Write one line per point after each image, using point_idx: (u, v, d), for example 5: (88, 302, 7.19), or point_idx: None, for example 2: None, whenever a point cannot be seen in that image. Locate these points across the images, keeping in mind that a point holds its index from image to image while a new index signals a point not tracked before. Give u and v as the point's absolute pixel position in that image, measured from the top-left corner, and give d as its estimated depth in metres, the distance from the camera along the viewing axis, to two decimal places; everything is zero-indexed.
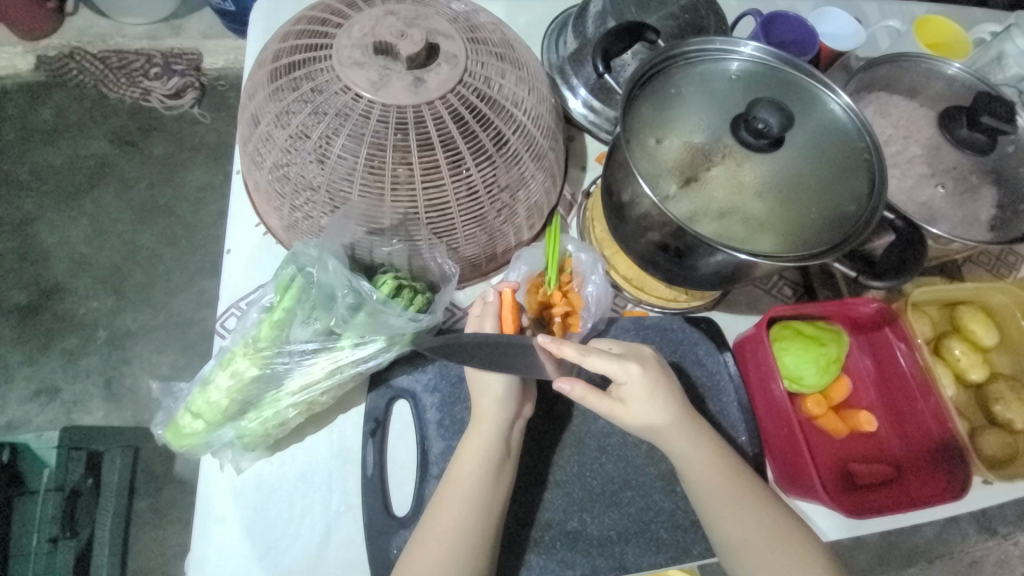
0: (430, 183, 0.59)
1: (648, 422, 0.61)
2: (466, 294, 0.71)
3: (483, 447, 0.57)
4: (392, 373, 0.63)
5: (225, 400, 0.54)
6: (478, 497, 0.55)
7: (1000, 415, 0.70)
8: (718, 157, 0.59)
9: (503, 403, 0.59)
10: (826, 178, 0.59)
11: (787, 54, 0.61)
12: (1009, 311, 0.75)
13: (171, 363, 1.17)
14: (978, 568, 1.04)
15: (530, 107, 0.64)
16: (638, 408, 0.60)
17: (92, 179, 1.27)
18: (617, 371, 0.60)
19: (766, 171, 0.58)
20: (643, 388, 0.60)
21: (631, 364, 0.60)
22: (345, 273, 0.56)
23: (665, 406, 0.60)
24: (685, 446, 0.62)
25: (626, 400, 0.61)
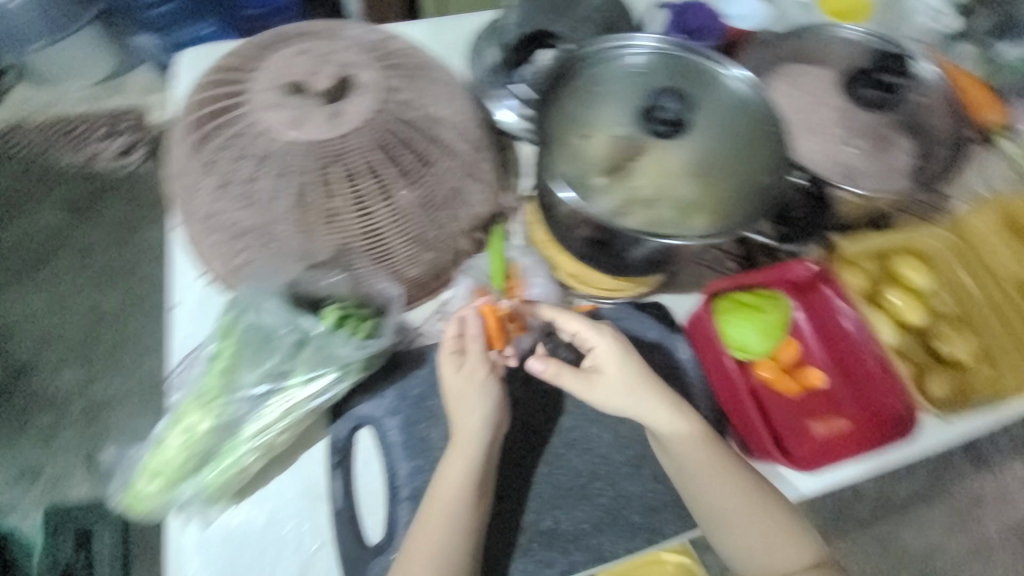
0: (363, 213, 0.63)
1: (620, 403, 0.63)
2: (417, 314, 0.74)
3: (463, 472, 0.58)
4: (352, 403, 0.67)
5: (184, 454, 0.58)
6: (464, 520, 0.57)
7: (945, 354, 0.73)
8: (628, 152, 0.63)
9: (482, 423, 0.60)
10: (734, 150, 0.64)
11: (680, 39, 0.66)
12: (943, 254, 0.80)
13: (150, 425, 1.26)
14: None
15: (453, 124, 0.69)
16: (616, 371, 0.62)
17: (47, 250, 1.37)
18: (590, 338, 0.64)
19: (675, 158, 0.63)
20: (615, 351, 0.63)
21: (604, 330, 0.64)
22: (284, 314, 0.61)
23: (636, 395, 0.62)
24: (668, 430, 0.62)
25: (604, 368, 0.63)
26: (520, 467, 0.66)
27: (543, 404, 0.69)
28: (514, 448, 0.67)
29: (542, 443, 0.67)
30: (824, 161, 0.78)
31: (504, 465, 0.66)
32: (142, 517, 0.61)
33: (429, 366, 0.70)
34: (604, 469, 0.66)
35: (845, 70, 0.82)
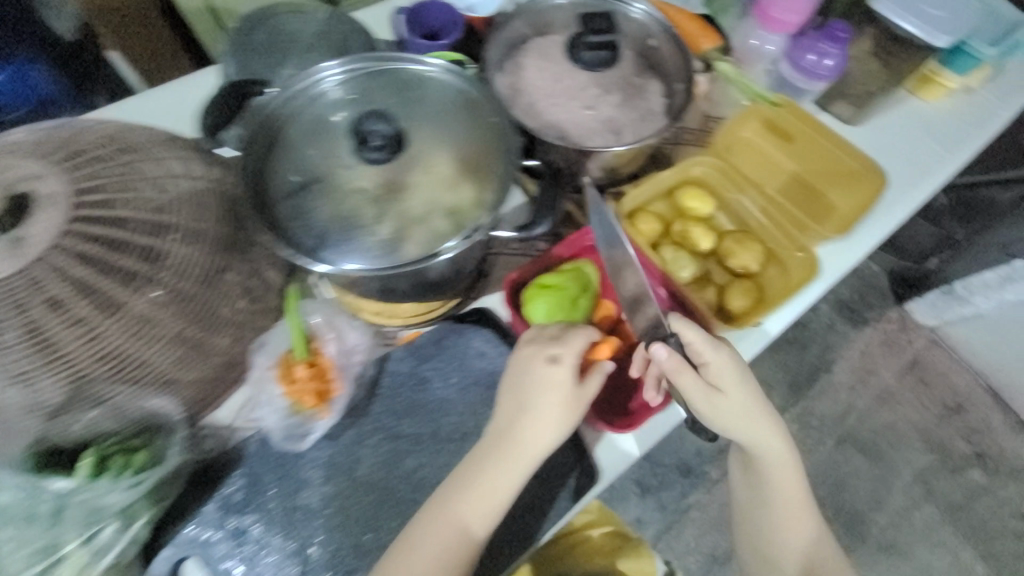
0: (90, 338, 0.55)
1: (744, 402, 0.68)
2: (227, 410, 0.67)
3: (449, 536, 0.60)
4: (166, 535, 0.60)
5: None
6: None
7: (736, 267, 0.79)
8: (357, 182, 0.61)
9: (513, 476, 0.61)
10: (459, 140, 0.65)
11: (362, 57, 0.67)
12: (713, 177, 0.85)
13: None
14: None
15: (177, 203, 0.61)
16: (737, 392, 0.68)
17: None
18: (707, 351, 0.67)
19: (401, 175, 0.62)
20: (733, 370, 0.68)
21: (722, 346, 0.68)
22: (23, 482, 0.55)
23: (732, 398, 0.68)
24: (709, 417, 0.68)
25: (724, 388, 0.68)
26: (376, 528, 0.63)
27: (383, 455, 0.66)
28: (363, 512, 0.63)
29: (393, 494, 0.65)
30: (588, 125, 0.80)
31: (356, 534, 0.62)
32: None
33: (246, 464, 0.63)
34: None
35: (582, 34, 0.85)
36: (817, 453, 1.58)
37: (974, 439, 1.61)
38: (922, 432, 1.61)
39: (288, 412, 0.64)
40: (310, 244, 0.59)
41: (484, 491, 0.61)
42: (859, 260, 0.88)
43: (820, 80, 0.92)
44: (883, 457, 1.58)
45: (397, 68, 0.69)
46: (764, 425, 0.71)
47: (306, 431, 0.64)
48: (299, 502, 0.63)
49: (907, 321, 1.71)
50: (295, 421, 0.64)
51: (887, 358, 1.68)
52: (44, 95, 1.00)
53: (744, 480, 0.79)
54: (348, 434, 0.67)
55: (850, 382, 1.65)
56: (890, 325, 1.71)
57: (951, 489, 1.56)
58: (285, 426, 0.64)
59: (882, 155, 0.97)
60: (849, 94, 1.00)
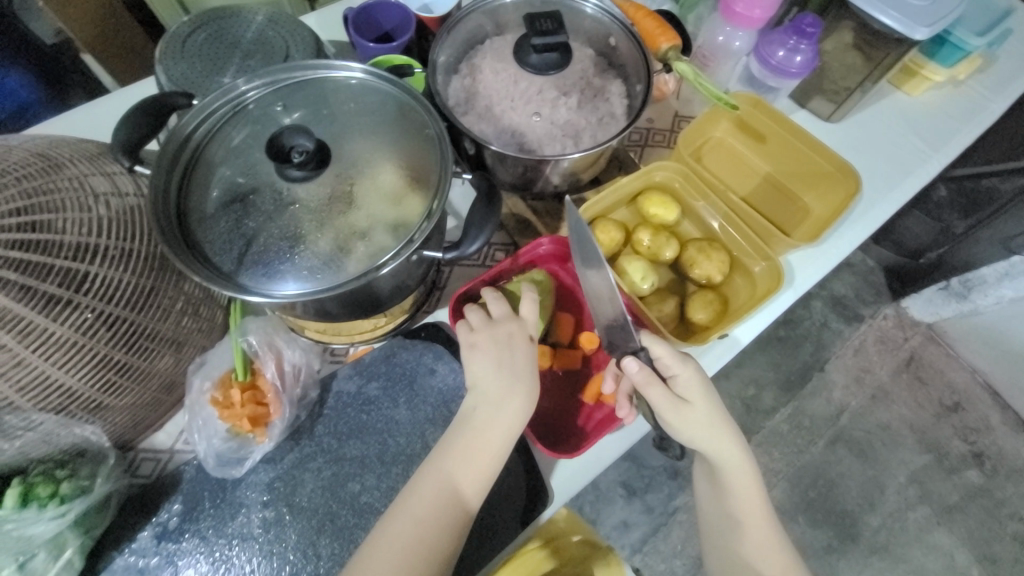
0: (6, 366, 0.53)
1: (708, 415, 0.65)
2: (167, 433, 0.66)
3: (405, 546, 0.56)
4: (100, 563, 0.59)
5: None
6: None
7: (699, 277, 0.76)
8: (282, 199, 0.58)
9: (465, 468, 0.59)
10: (388, 150, 0.62)
11: (282, 65, 0.64)
12: (678, 182, 0.82)
13: None
14: None
15: (105, 222, 0.58)
16: (703, 404, 0.65)
17: None
18: (672, 362, 0.64)
19: (325, 192, 0.59)
20: (697, 380, 0.65)
21: (690, 359, 0.65)
22: None
23: (695, 411, 0.64)
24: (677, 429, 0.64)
25: (689, 400, 0.65)
26: (316, 553, 0.61)
27: (326, 476, 0.64)
28: (305, 537, 0.61)
29: (335, 518, 0.63)
30: (545, 131, 0.78)
31: (297, 559, 0.61)
32: None
33: (184, 489, 0.62)
34: None
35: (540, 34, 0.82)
36: (808, 454, 1.55)
37: (974, 439, 1.57)
38: (918, 432, 1.57)
39: (224, 437, 0.62)
40: (235, 264, 0.57)
41: (489, 428, 0.60)
42: (830, 266, 0.85)
43: (793, 76, 0.86)
44: (876, 457, 1.55)
45: (317, 76, 0.66)
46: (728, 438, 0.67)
47: (244, 456, 0.63)
48: (237, 527, 0.61)
49: (905, 317, 1.66)
50: (230, 446, 0.62)
51: (883, 356, 1.64)
52: (20, 99, 1.11)
53: (707, 495, 0.73)
54: (290, 455, 0.65)
55: (844, 382, 1.61)
56: (887, 323, 1.67)
57: (948, 491, 1.52)
58: (220, 451, 0.62)
59: (855, 155, 0.94)
60: (827, 87, 0.94)
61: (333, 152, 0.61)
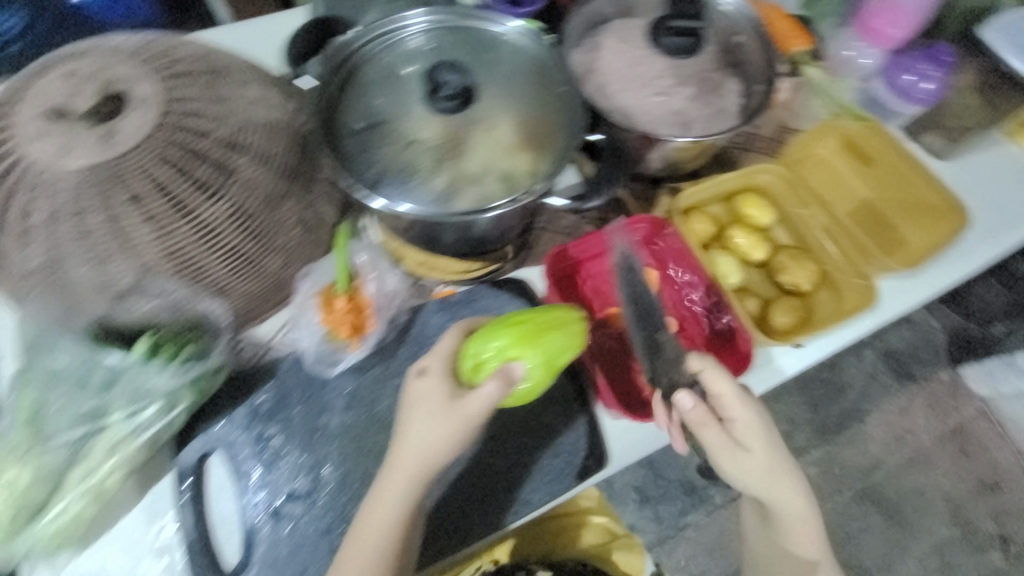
0: (160, 233, 0.59)
1: (766, 465, 0.65)
2: (267, 327, 0.72)
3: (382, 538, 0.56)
4: (198, 429, 0.64)
5: (5, 512, 0.56)
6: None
7: (786, 284, 0.76)
8: (425, 129, 0.63)
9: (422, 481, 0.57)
10: (529, 106, 0.66)
11: (446, 10, 0.69)
12: (779, 188, 0.82)
13: None
14: None
15: (256, 126, 0.65)
16: (763, 451, 0.65)
17: None
18: (733, 407, 0.64)
19: (464, 130, 0.63)
20: (758, 430, 0.65)
21: (753, 405, 0.65)
22: (85, 351, 0.59)
23: (753, 452, 0.65)
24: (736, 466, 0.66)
25: (748, 445, 0.65)
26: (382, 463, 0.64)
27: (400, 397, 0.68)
28: (374, 448, 0.65)
29: None
30: (657, 113, 0.78)
31: (365, 467, 0.64)
32: None
33: (278, 378, 0.67)
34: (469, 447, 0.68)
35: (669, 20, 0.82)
36: (832, 503, 1.49)
37: (1008, 523, 1.48)
38: (952, 504, 1.49)
39: (323, 338, 0.68)
40: (369, 178, 0.61)
41: (423, 458, 0.56)
42: (922, 298, 0.83)
43: (916, 102, 0.89)
44: (902, 521, 1.47)
45: (477, 25, 0.70)
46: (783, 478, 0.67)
47: (336, 359, 0.68)
48: (319, 423, 0.66)
49: (958, 386, 1.56)
50: (327, 348, 0.68)
51: (925, 419, 1.55)
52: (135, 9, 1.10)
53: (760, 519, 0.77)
54: (371, 371, 0.69)
55: (884, 438, 1.53)
56: (941, 387, 1.57)
57: (969, 565, 1.45)
58: (318, 351, 0.68)
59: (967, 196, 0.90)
60: (946, 122, 0.89)
61: (478, 95, 0.65)
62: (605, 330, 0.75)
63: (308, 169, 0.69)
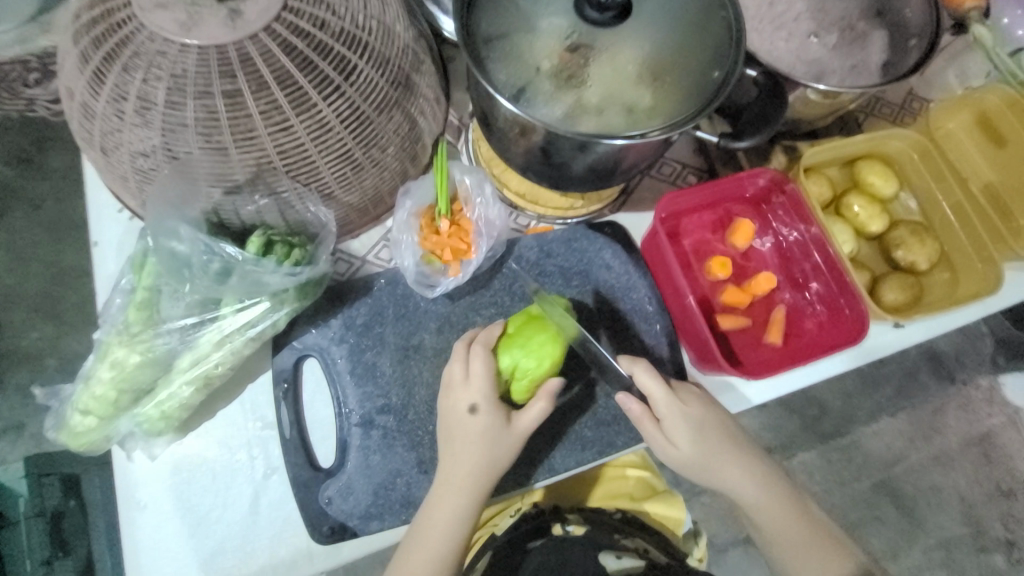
0: (276, 127, 0.56)
1: (699, 455, 0.62)
2: (361, 243, 0.70)
3: (455, 507, 0.57)
4: (294, 334, 0.64)
5: (112, 391, 0.56)
6: (441, 539, 0.56)
7: (902, 260, 0.72)
8: (570, 45, 0.57)
9: (490, 457, 0.58)
10: (687, 28, 0.58)
11: None
12: (907, 157, 0.76)
13: (57, 360, 1.07)
14: (939, 414, 1.25)
15: (375, 23, 0.60)
16: (710, 439, 0.62)
17: None
18: (659, 400, 0.61)
19: (612, 50, 0.57)
20: (688, 423, 0.61)
21: (682, 400, 0.62)
22: (201, 239, 0.58)
23: (712, 440, 0.62)
24: (705, 451, 0.62)
25: (678, 438, 0.61)
26: None
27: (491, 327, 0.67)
28: None
29: None
30: (790, 60, 0.71)
31: None
32: (83, 450, 0.59)
33: (373, 295, 0.67)
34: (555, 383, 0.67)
35: None
36: (847, 489, 1.22)
37: None
38: None
39: (422, 260, 0.67)
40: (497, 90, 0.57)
41: (485, 434, 0.58)
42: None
43: None
44: (917, 519, 1.22)
45: None
46: (743, 465, 0.64)
47: (434, 283, 0.67)
48: (413, 343, 0.66)
49: (996, 392, 1.26)
50: (425, 271, 0.67)
51: (955, 422, 1.26)
52: None
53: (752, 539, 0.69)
54: (465, 299, 0.69)
55: None
56: (977, 394, 1.26)
57: (972, 565, 1.21)
58: (416, 272, 0.67)
59: None
60: None
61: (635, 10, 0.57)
62: (701, 283, 0.73)
63: (419, 79, 0.66)
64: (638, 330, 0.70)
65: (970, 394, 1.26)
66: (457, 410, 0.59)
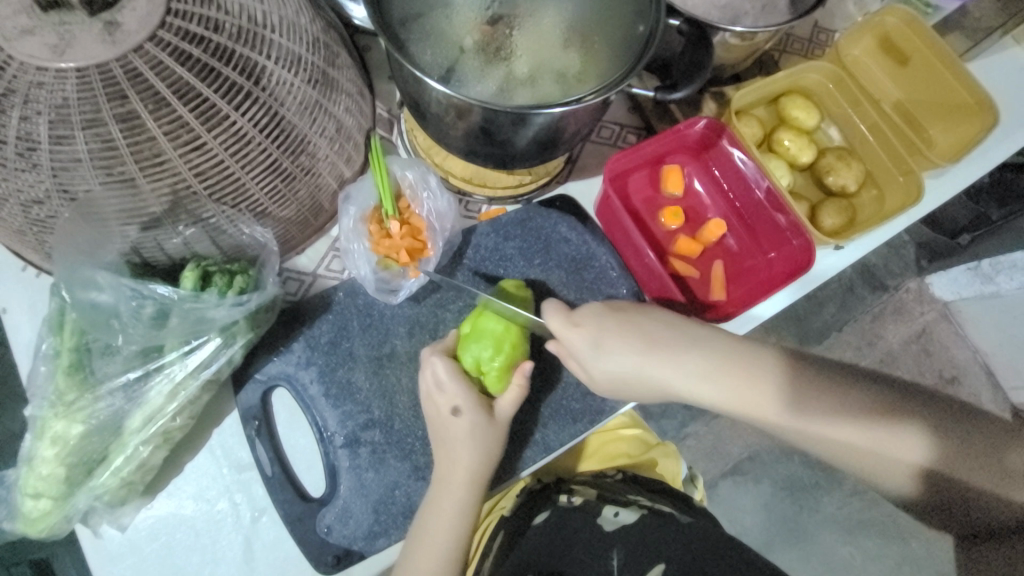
0: (189, 148, 0.51)
1: (620, 369, 0.59)
2: (309, 257, 0.66)
3: (455, 510, 0.56)
4: (256, 366, 0.60)
5: (59, 468, 0.50)
6: (444, 547, 0.55)
7: (834, 184, 0.76)
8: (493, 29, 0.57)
9: (483, 453, 0.57)
10: None
11: None
12: (823, 88, 0.80)
13: None
14: (880, 320, 1.37)
15: (276, 17, 0.55)
16: (623, 347, 0.58)
17: None
18: (566, 329, 0.60)
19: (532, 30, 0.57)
20: (592, 337, 0.59)
21: (586, 321, 0.60)
22: (128, 283, 0.52)
23: (630, 350, 0.58)
24: (621, 361, 0.58)
25: (592, 356, 0.59)
26: None
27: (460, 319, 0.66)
28: None
29: None
30: (705, 7, 0.72)
31: None
32: (41, 538, 0.53)
33: (334, 310, 0.64)
34: (537, 363, 0.67)
35: None
36: None
37: None
38: None
39: (379, 266, 0.64)
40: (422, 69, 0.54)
41: (471, 431, 0.57)
42: (966, 185, 0.84)
43: None
44: None
45: None
46: (672, 365, 0.57)
47: (396, 287, 0.64)
48: (385, 351, 0.64)
49: (925, 291, 1.39)
50: (384, 276, 0.64)
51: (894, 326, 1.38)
52: None
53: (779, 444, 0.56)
54: (429, 297, 0.66)
55: None
56: (908, 296, 1.39)
57: None
58: (374, 279, 0.64)
59: (1002, 92, 0.87)
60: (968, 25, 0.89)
61: None
62: (656, 236, 0.75)
63: (337, 74, 0.61)
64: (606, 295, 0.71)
65: (903, 297, 1.39)
66: (440, 413, 0.58)
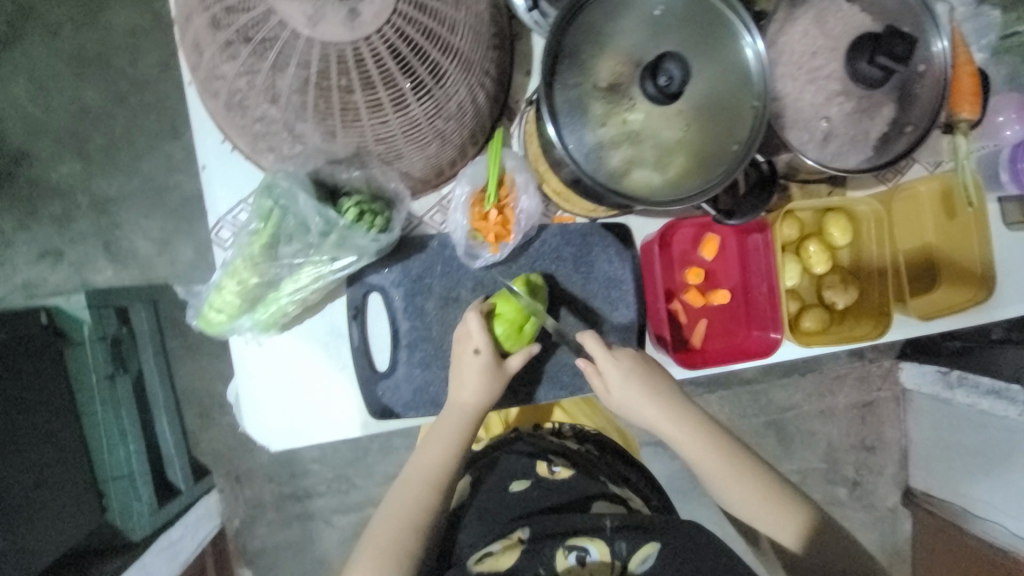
0: (376, 117, 0.69)
1: (627, 400, 0.84)
2: (420, 205, 0.86)
3: (460, 424, 0.82)
4: (365, 273, 0.84)
5: (240, 300, 0.76)
6: (449, 447, 0.81)
7: (827, 298, 0.95)
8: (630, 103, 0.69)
9: (488, 395, 0.82)
10: (724, 109, 0.70)
11: None
12: (867, 220, 0.95)
13: (159, 227, 1.39)
14: (840, 378, 1.61)
15: (466, 32, 0.69)
16: (637, 389, 0.83)
17: (18, 22, 1.35)
18: (605, 361, 0.83)
19: (656, 116, 0.69)
20: (618, 374, 0.83)
21: (620, 358, 0.84)
22: (314, 205, 0.74)
23: (642, 393, 0.83)
24: (633, 398, 0.83)
25: (611, 385, 0.84)
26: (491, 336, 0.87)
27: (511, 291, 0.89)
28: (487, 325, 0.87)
29: None
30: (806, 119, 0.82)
31: None
32: (210, 334, 0.81)
33: (427, 252, 0.86)
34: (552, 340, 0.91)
35: (877, 18, 0.78)
36: (747, 420, 1.60)
37: None
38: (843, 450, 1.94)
39: (470, 235, 0.85)
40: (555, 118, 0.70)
41: (487, 379, 0.81)
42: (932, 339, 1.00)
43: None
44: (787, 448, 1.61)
45: (725, 15, 0.69)
46: (666, 413, 0.84)
47: (477, 255, 0.86)
48: (453, 294, 0.87)
49: (893, 372, 1.62)
50: (472, 244, 0.85)
51: (850, 388, 1.63)
52: None
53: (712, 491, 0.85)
54: (497, 266, 0.88)
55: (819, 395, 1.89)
56: (877, 369, 1.62)
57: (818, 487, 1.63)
58: (465, 244, 0.85)
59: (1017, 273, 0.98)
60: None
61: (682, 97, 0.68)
62: (675, 282, 0.94)
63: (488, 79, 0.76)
64: (621, 312, 0.92)
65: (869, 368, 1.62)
66: (466, 357, 0.82)
